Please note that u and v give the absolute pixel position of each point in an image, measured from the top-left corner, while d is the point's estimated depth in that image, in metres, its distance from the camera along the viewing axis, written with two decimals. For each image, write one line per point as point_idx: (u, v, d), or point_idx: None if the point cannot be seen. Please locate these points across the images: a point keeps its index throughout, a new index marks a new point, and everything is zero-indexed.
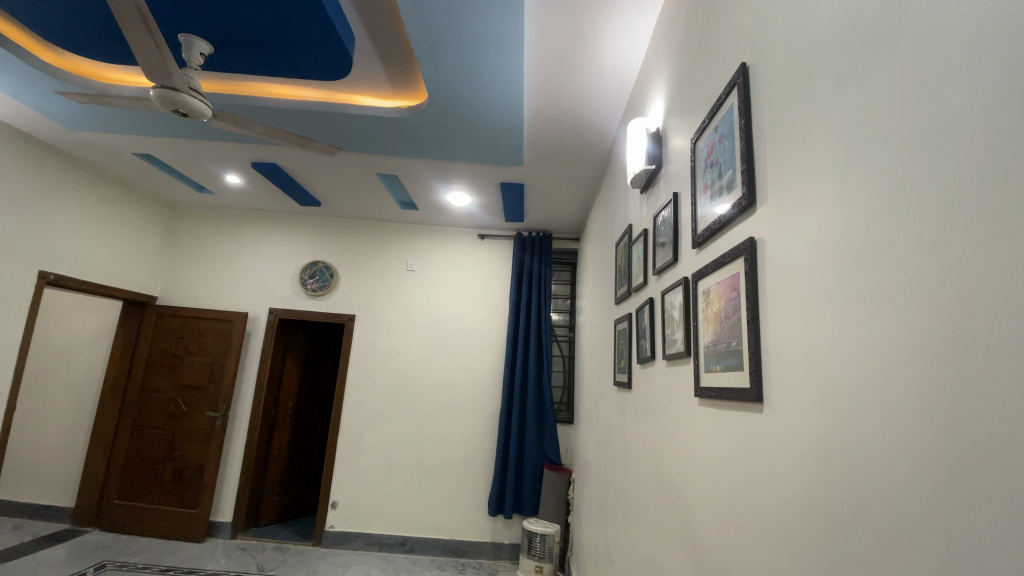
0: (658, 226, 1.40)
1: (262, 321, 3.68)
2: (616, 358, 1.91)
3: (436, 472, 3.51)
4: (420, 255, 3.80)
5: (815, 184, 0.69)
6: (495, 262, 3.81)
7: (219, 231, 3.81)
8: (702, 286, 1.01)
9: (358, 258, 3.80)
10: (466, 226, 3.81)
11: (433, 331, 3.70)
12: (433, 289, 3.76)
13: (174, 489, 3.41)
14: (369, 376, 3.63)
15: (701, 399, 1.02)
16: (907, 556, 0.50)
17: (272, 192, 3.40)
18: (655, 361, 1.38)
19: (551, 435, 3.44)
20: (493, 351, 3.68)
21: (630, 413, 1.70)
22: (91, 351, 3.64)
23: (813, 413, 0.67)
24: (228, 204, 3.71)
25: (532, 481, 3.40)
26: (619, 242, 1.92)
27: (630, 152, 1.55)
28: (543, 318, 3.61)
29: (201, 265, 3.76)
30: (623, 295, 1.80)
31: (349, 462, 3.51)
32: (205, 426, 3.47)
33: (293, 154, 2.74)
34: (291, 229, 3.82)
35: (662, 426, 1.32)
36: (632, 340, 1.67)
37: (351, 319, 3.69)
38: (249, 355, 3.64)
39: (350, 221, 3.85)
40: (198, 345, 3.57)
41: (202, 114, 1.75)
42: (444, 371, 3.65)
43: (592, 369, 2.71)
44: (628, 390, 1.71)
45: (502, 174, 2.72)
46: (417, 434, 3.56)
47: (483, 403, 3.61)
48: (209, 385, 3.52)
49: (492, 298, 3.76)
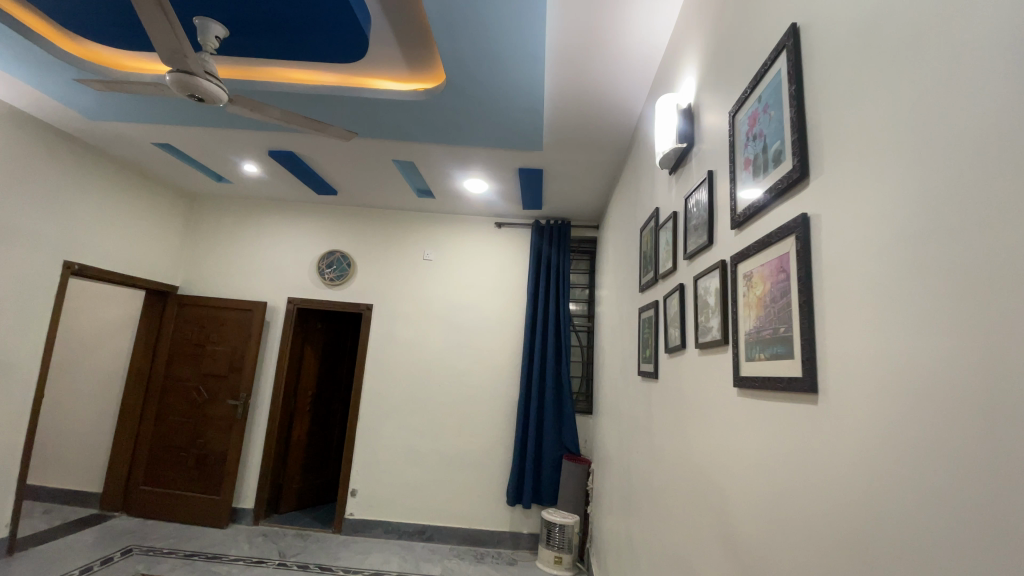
0: (690, 207, 1.33)
1: (280, 310, 3.69)
2: (641, 348, 1.85)
3: (454, 461, 3.50)
4: (436, 244, 3.77)
5: (877, 153, 0.62)
6: (512, 251, 3.75)
7: (237, 221, 3.81)
8: (744, 269, 0.95)
9: (375, 247, 3.77)
10: (483, 214, 3.76)
11: (451, 320, 3.67)
12: (450, 278, 3.72)
13: (197, 476, 3.47)
14: (387, 366, 3.62)
15: (742, 389, 0.96)
16: (982, 558, 0.44)
17: (289, 180, 3.39)
18: (686, 349, 1.32)
19: (570, 426, 3.40)
20: (511, 340, 3.64)
21: (656, 405, 1.65)
22: (115, 340, 3.69)
23: (871, 405, 0.60)
24: (245, 193, 3.71)
25: (550, 471, 3.37)
26: (644, 228, 1.85)
27: (659, 131, 1.47)
28: (562, 307, 3.56)
29: (220, 255, 3.78)
30: (649, 282, 1.73)
31: (368, 452, 3.52)
32: (226, 414, 3.51)
33: (309, 142, 2.71)
34: (308, 218, 3.81)
35: (693, 417, 1.26)
36: (659, 329, 1.60)
37: (368, 309, 3.67)
38: (269, 344, 3.65)
39: (367, 210, 3.82)
40: (218, 334, 3.60)
41: (218, 99, 1.72)
42: (462, 361, 3.62)
43: (613, 359, 2.65)
44: (655, 379, 1.65)
45: (520, 159, 2.66)
46: (435, 423, 3.55)
47: (501, 392, 3.58)
48: (230, 373, 3.55)
49: (510, 287, 3.71)
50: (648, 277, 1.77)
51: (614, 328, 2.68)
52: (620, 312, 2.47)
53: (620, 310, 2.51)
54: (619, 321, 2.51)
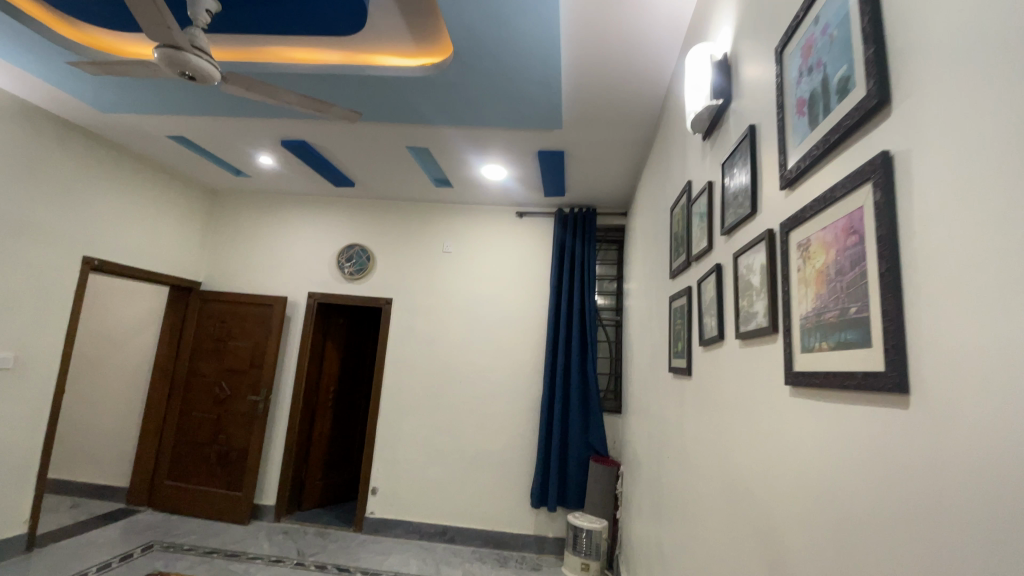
0: (728, 174, 1.13)
1: (300, 305, 3.64)
2: (673, 342, 1.65)
3: (476, 461, 3.36)
4: (456, 236, 3.63)
5: (1005, 44, 0.43)
6: (535, 242, 3.58)
7: (258, 216, 3.78)
8: (799, 236, 0.75)
9: (395, 240, 3.66)
10: (505, 204, 3.59)
11: (472, 315, 3.53)
12: (470, 271, 3.58)
13: (220, 472, 3.46)
14: (406, 361, 3.51)
15: (796, 388, 0.76)
16: None
17: (305, 173, 3.32)
18: (724, 342, 1.12)
19: (597, 425, 3.21)
20: (534, 335, 3.47)
21: (689, 405, 1.45)
22: (142, 336, 3.74)
23: (996, 416, 0.41)
24: (265, 187, 3.67)
25: (577, 473, 3.19)
26: (675, 206, 1.65)
27: (691, 89, 1.28)
28: (587, 300, 3.36)
29: (241, 250, 3.76)
30: (681, 268, 1.54)
31: (388, 449, 3.42)
32: (248, 410, 3.48)
33: (320, 130, 2.62)
34: (326, 212, 3.74)
35: (733, 422, 1.06)
36: (693, 320, 1.40)
37: (388, 303, 3.57)
38: (289, 340, 3.60)
39: (386, 202, 3.72)
40: (240, 330, 3.57)
41: (210, 77, 1.65)
42: (484, 357, 3.48)
43: (643, 355, 2.45)
44: (688, 376, 1.45)
45: (540, 140, 2.48)
46: (457, 421, 3.42)
47: (524, 390, 3.42)
48: (251, 369, 3.52)
49: (533, 279, 3.54)
50: (679, 262, 1.58)
51: (644, 322, 2.47)
52: (650, 303, 2.27)
53: (650, 301, 2.31)
54: (649, 313, 2.31)
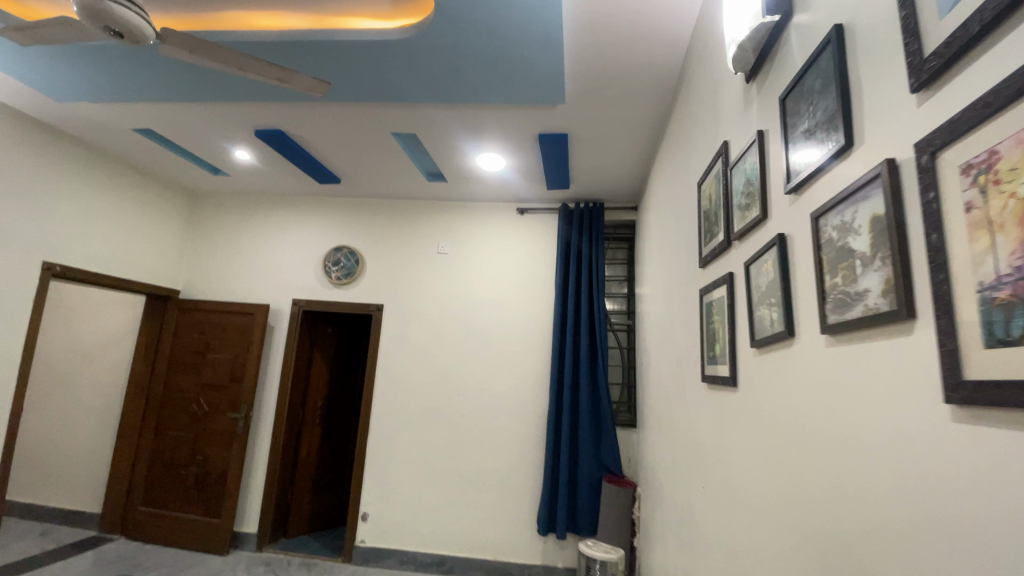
0: (791, 110, 0.83)
1: (285, 313, 3.35)
2: (706, 345, 1.34)
3: (477, 482, 3.04)
4: (452, 236, 3.35)
5: None
6: (538, 241, 3.28)
7: (240, 218, 3.53)
8: (970, 153, 0.45)
9: (385, 241, 3.38)
10: (505, 199, 3.31)
11: (470, 321, 3.24)
12: (468, 273, 3.29)
13: (197, 497, 3.16)
14: (399, 373, 3.21)
15: (962, 411, 0.47)
16: None
17: (287, 169, 3.06)
18: (794, 339, 0.81)
19: (610, 442, 2.90)
20: (539, 343, 3.16)
21: (732, 423, 1.14)
22: (116, 349, 3.47)
23: None
24: (246, 187, 3.41)
25: (588, 495, 2.86)
26: (706, 178, 1.35)
27: (731, 14, 0.99)
28: (596, 303, 3.06)
29: (222, 255, 3.50)
30: (715, 252, 1.23)
31: (381, 470, 3.11)
32: (227, 429, 3.18)
33: (296, 117, 2.36)
34: (312, 212, 3.47)
35: (809, 453, 0.75)
36: (737, 315, 1.10)
37: (379, 309, 3.28)
38: (272, 351, 3.32)
39: (375, 201, 3.44)
40: (219, 341, 3.29)
41: (143, 35, 1.38)
42: (484, 367, 3.17)
43: (663, 363, 2.15)
44: (730, 388, 1.14)
45: (541, 120, 2.20)
46: (455, 438, 3.11)
47: (529, 403, 3.10)
48: (231, 383, 3.23)
49: (536, 281, 3.24)
50: (712, 244, 1.28)
51: (662, 325, 2.16)
52: (671, 300, 1.96)
53: (670, 299, 2.01)
54: (669, 313, 2.01)
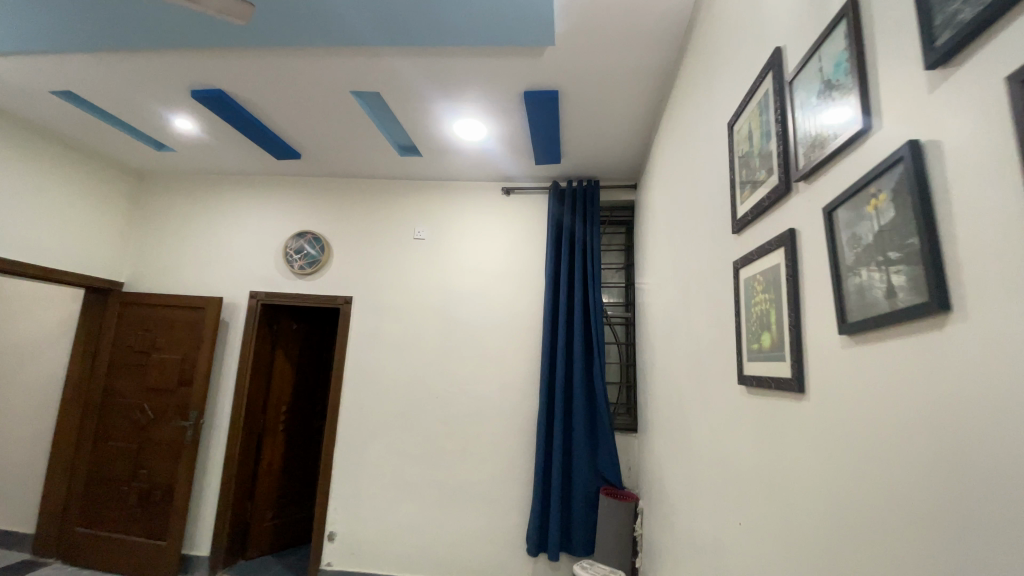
0: None
1: (241, 307, 2.98)
2: (744, 335, 1.00)
3: (459, 495, 2.69)
4: (429, 219, 2.99)
5: None
6: (526, 224, 2.93)
7: (193, 202, 3.15)
8: None
9: (354, 225, 3.01)
10: (487, 178, 2.95)
11: (450, 314, 2.88)
12: (447, 261, 2.93)
13: (142, 516, 2.78)
14: (371, 374, 2.85)
15: None
16: None
17: (239, 142, 2.69)
18: (946, 315, 0.48)
19: (608, 449, 2.57)
20: (528, 338, 2.81)
21: (790, 443, 0.81)
22: (53, 349, 3.08)
23: None
24: (197, 165, 3.03)
25: (584, 511, 2.53)
26: (744, 110, 1.02)
27: None
28: (592, 292, 2.71)
29: (171, 243, 3.11)
30: (761, 205, 0.89)
31: (350, 483, 2.76)
32: (173, 439, 2.80)
33: (238, 71, 2.00)
34: (272, 194, 3.10)
35: (1000, 516, 0.42)
36: (808, 290, 0.75)
37: (347, 302, 2.92)
38: (227, 350, 2.94)
39: (343, 182, 3.07)
40: (166, 339, 2.90)
41: None
42: (465, 366, 2.82)
43: (671, 361, 1.82)
44: (787, 394, 0.81)
45: (526, 71, 1.85)
46: (433, 447, 2.75)
47: (516, 406, 2.75)
48: (178, 387, 2.84)
49: (524, 269, 2.89)
50: (755, 196, 0.94)
51: (671, 314, 1.83)
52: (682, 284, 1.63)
53: (679, 283, 1.67)
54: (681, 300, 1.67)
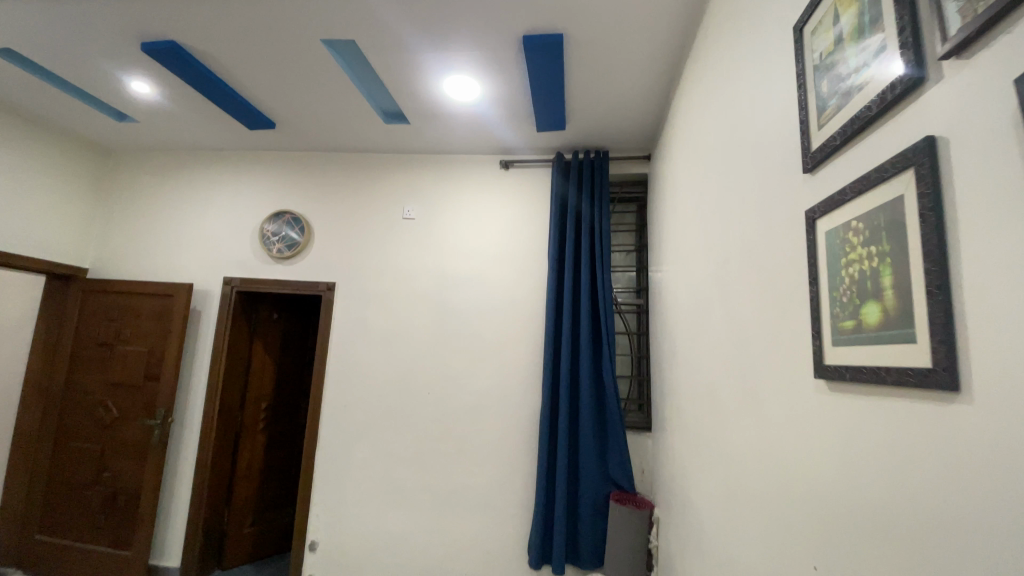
0: None
1: (214, 295, 2.71)
2: (822, 312, 0.73)
3: (454, 502, 2.44)
4: (420, 197, 2.70)
5: None
6: (527, 201, 2.64)
7: (163, 180, 2.88)
8: None
9: (338, 204, 2.73)
10: (484, 151, 2.66)
11: (442, 301, 2.60)
12: (441, 243, 2.65)
13: (106, 523, 2.54)
14: (356, 367, 2.59)
15: None
16: None
17: (205, 110, 2.41)
18: None
19: (619, 451, 2.30)
20: (530, 328, 2.53)
21: (919, 467, 0.53)
22: (13, 341, 2.82)
23: None
24: (165, 138, 2.76)
25: (592, 519, 2.27)
26: (820, 1, 0.75)
27: None
28: (601, 275, 2.43)
29: (140, 225, 2.85)
30: (873, 111, 0.61)
31: (333, 487, 2.50)
32: (140, 439, 2.54)
33: (192, 17, 1.72)
34: (248, 171, 2.82)
35: None
36: (973, 226, 0.47)
37: (329, 289, 2.64)
38: (200, 342, 2.68)
39: (326, 156, 2.79)
40: (132, 330, 2.63)
41: None
42: (460, 358, 2.54)
43: (699, 352, 1.54)
44: (914, 392, 0.55)
45: (526, 8, 1.56)
46: (425, 448, 2.49)
47: (516, 402, 2.48)
48: (145, 383, 2.57)
49: (525, 251, 2.61)
50: (858, 103, 0.66)
51: (697, 297, 1.55)
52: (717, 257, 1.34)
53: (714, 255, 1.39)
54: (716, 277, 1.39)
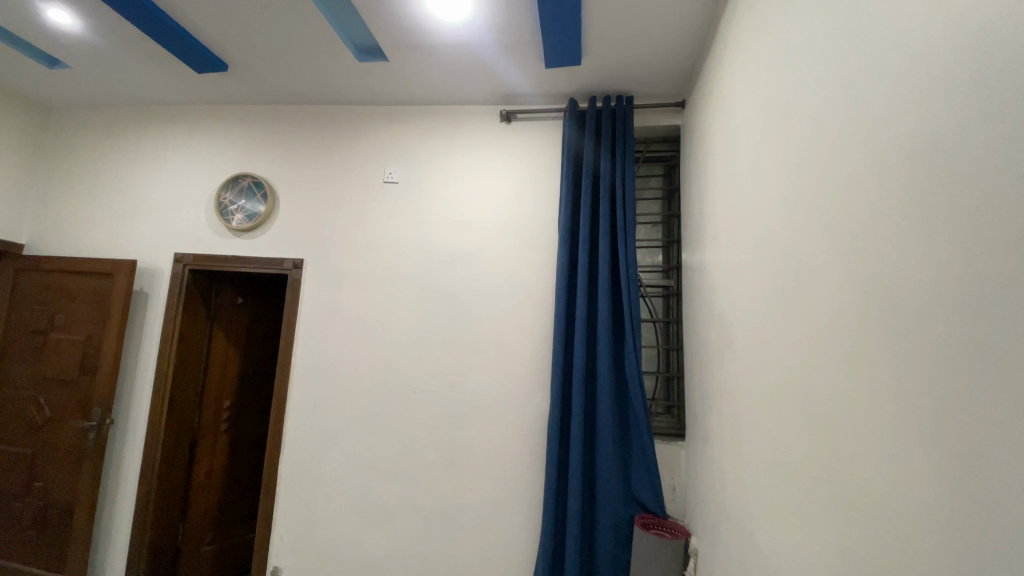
0: None
1: (165, 274, 2.30)
2: None
3: (443, 525, 2.01)
4: (405, 157, 2.27)
5: None
6: (533, 160, 2.19)
7: (110, 141, 2.48)
8: None
9: (308, 167, 2.31)
10: (481, 100, 2.22)
11: (430, 281, 2.17)
12: (429, 211, 2.22)
13: (36, 542, 2.14)
14: (328, 360, 2.17)
15: None
16: None
17: (145, 48, 1.99)
18: None
19: (646, 464, 1.87)
20: (536, 313, 2.09)
21: None
22: None
23: None
24: (108, 90, 2.34)
25: (612, 549, 1.83)
26: None
27: None
28: (624, 248, 1.97)
29: (83, 193, 2.45)
30: None
31: (300, 504, 2.09)
32: (74, 443, 2.14)
33: None
34: (206, 129, 2.40)
35: None
36: None
37: (297, 267, 2.23)
38: (148, 329, 2.27)
39: (295, 111, 2.36)
40: (67, 315, 2.22)
41: None
42: (452, 349, 2.11)
43: (784, 339, 1.09)
44: None
45: None
46: (409, 457, 2.07)
47: (519, 403, 2.04)
48: (81, 377, 2.17)
49: (531, 219, 2.16)
50: None
51: (783, 263, 1.10)
52: (826, 196, 0.89)
53: (816, 195, 0.94)
54: (816, 227, 0.94)
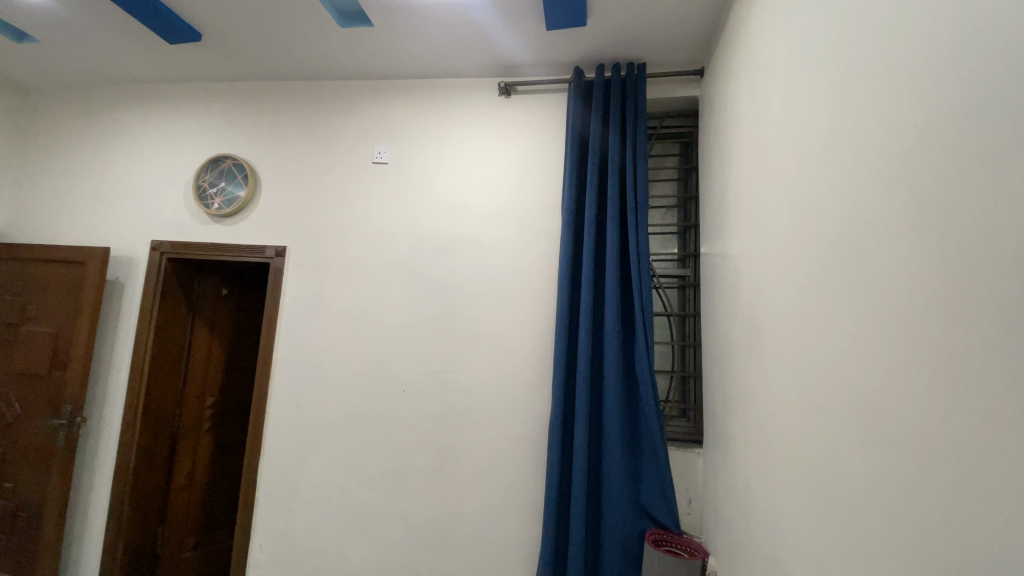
0: None
1: (142, 262, 2.16)
2: None
3: (435, 537, 1.84)
4: (396, 135, 2.09)
5: None
6: (535, 137, 2.00)
7: (87, 122, 2.34)
8: None
9: (292, 147, 2.14)
10: (478, 72, 2.02)
11: (422, 270, 1.99)
12: (421, 194, 2.04)
13: (6, 547, 2.02)
14: (312, 355, 2.01)
15: None
16: None
17: (111, 18, 1.83)
18: None
19: (658, 474, 1.67)
20: (537, 305, 1.90)
21: None
22: None
23: None
24: (82, 67, 2.20)
25: (620, 569, 1.64)
26: None
27: None
28: (635, 232, 1.77)
29: (58, 177, 2.32)
30: None
31: (281, 512, 1.94)
32: (44, 443, 2.01)
33: None
34: (185, 108, 2.25)
35: None
36: None
37: (280, 255, 2.07)
38: (124, 322, 2.13)
39: (279, 87, 2.20)
40: (38, 306, 2.09)
41: None
42: (444, 344, 1.94)
43: (828, 333, 0.88)
44: None
45: None
46: (398, 462, 1.90)
47: (517, 404, 1.86)
48: (52, 372, 2.04)
49: (532, 202, 1.96)
50: None
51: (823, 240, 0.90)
52: (898, 145, 0.68)
53: (881, 147, 0.73)
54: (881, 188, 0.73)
